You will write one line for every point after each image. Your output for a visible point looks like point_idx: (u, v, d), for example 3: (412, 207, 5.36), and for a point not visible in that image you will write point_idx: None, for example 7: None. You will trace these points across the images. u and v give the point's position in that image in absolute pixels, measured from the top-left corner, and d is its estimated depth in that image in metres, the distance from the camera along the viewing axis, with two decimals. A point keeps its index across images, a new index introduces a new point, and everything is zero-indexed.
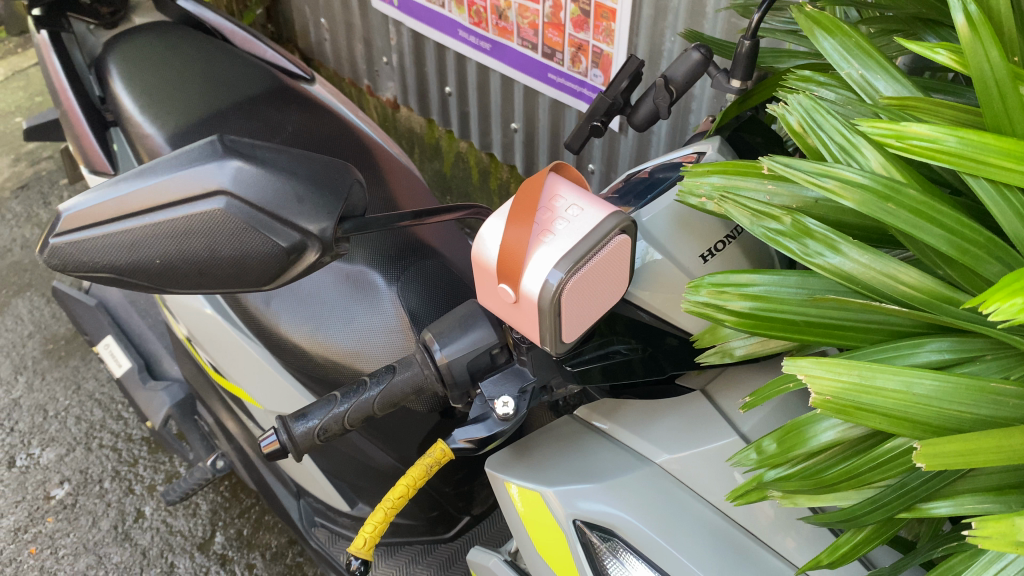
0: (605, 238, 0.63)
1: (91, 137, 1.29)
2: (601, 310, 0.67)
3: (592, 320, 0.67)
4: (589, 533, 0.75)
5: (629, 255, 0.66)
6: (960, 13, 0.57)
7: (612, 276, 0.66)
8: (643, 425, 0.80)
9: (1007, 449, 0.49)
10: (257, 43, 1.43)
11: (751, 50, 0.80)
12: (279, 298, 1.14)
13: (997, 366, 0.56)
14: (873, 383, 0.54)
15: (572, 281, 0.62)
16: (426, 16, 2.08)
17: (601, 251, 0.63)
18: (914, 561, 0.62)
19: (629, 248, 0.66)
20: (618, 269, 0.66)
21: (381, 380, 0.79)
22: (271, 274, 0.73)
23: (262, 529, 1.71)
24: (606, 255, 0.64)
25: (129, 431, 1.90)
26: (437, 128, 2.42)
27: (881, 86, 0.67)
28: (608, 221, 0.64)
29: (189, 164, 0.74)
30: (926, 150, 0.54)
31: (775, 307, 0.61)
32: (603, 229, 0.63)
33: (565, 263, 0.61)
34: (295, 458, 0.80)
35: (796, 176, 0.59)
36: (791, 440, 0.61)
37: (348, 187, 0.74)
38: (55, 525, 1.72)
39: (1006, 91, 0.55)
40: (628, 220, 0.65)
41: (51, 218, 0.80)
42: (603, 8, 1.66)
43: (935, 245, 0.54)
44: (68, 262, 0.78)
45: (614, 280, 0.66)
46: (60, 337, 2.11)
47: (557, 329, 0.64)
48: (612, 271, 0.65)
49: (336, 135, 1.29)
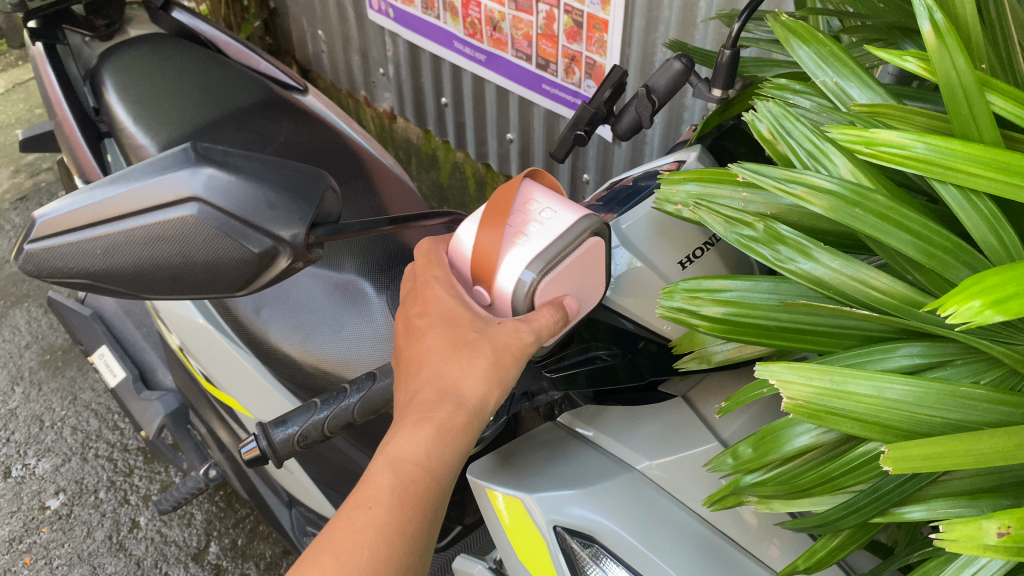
0: (579, 239, 0.66)
1: (85, 147, 1.31)
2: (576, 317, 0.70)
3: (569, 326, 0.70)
4: (569, 539, 0.75)
5: (603, 255, 0.68)
6: (927, 21, 0.58)
7: (588, 285, 0.69)
8: (624, 432, 0.80)
9: (974, 454, 0.49)
10: (251, 54, 1.44)
11: (731, 59, 0.81)
12: (268, 307, 1.14)
13: (968, 370, 0.56)
14: (844, 388, 0.55)
15: (545, 281, 0.65)
16: (422, 27, 2.10)
17: (575, 257, 0.66)
18: (891, 566, 0.63)
19: (603, 250, 0.68)
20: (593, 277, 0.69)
21: (361, 387, 0.81)
22: (243, 279, 0.74)
23: (256, 539, 1.71)
24: (580, 261, 0.66)
25: (125, 441, 1.90)
26: (434, 139, 2.43)
27: (855, 94, 0.68)
28: (580, 223, 0.66)
29: (163, 171, 0.75)
30: (894, 156, 0.55)
31: (749, 312, 0.61)
32: (578, 232, 0.65)
33: (537, 263, 0.64)
34: (276, 465, 0.81)
35: (765, 182, 0.60)
36: (766, 445, 0.61)
37: (321, 192, 0.74)
38: (50, 536, 1.72)
39: (972, 98, 0.56)
40: (600, 223, 0.67)
41: (28, 225, 0.81)
42: (595, 20, 1.67)
43: (903, 250, 0.55)
44: (46, 269, 0.79)
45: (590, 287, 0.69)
46: (57, 348, 2.11)
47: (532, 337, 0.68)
48: (587, 276, 0.68)
49: (327, 145, 1.30)
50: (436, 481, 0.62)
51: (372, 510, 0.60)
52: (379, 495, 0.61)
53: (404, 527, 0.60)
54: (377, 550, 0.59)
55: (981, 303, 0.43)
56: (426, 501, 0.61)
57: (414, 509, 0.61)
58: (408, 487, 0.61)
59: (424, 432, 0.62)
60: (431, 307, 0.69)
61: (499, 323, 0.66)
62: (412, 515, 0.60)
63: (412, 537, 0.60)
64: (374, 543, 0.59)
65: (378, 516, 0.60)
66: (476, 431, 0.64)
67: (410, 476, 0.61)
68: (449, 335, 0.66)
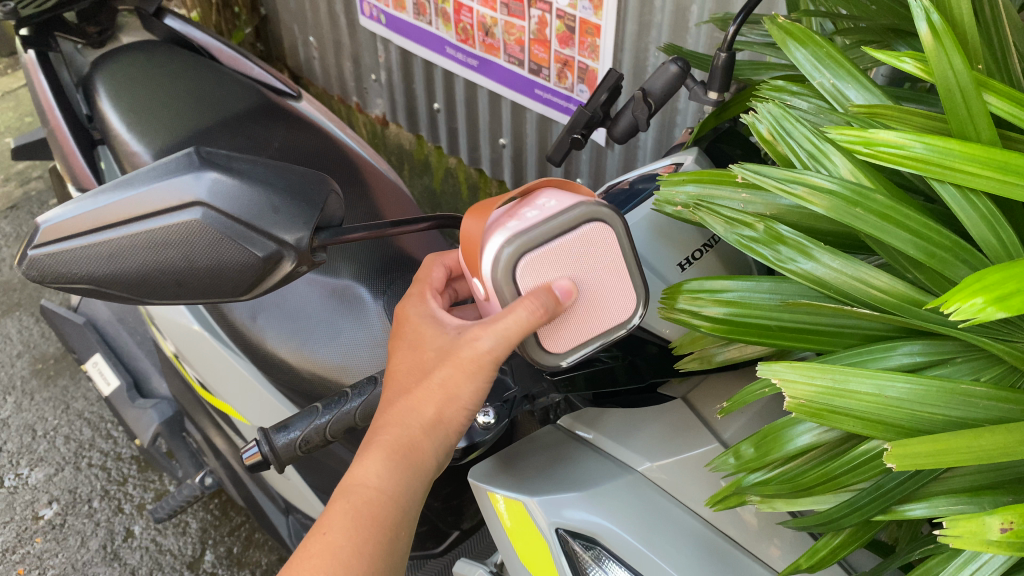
0: (571, 221, 0.65)
1: (78, 154, 1.31)
2: (608, 320, 0.69)
3: (592, 329, 0.69)
4: (571, 541, 0.75)
5: (609, 246, 0.67)
6: (924, 22, 0.58)
7: (611, 280, 0.68)
8: (625, 434, 0.81)
9: (977, 450, 0.50)
10: (245, 61, 1.44)
11: (728, 62, 0.81)
12: (265, 313, 1.14)
13: (968, 368, 0.57)
14: (846, 387, 0.55)
15: (521, 257, 0.65)
16: (414, 33, 2.10)
17: (577, 248, 0.66)
18: (893, 564, 0.63)
19: (606, 238, 0.67)
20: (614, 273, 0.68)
21: (363, 391, 0.81)
22: (248, 283, 0.74)
23: (252, 547, 1.70)
24: (587, 253, 0.67)
25: (118, 450, 1.89)
26: (426, 144, 2.43)
27: (852, 94, 0.68)
28: (576, 206, 0.66)
29: (165, 176, 0.75)
30: (893, 156, 0.55)
31: (750, 312, 0.62)
32: (575, 217, 0.65)
33: (514, 237, 0.65)
34: (278, 470, 0.81)
35: (766, 183, 0.60)
36: (768, 444, 0.62)
37: (324, 196, 0.74)
38: (43, 546, 1.71)
39: (969, 97, 0.57)
40: (602, 208, 0.66)
41: (29, 230, 0.81)
42: (588, 25, 1.67)
43: (903, 248, 0.55)
44: (48, 274, 0.78)
45: (617, 285, 0.69)
46: (49, 357, 2.10)
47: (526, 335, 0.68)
48: (605, 273, 0.68)
49: (322, 151, 1.30)
50: (390, 504, 0.67)
51: (327, 535, 0.66)
52: (335, 520, 0.66)
53: (358, 549, 0.65)
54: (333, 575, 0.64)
55: (983, 300, 0.43)
56: (381, 525, 0.66)
57: (369, 530, 0.66)
58: (361, 511, 0.66)
59: (378, 457, 0.68)
60: (400, 330, 0.75)
61: (455, 342, 0.70)
62: (366, 537, 0.66)
63: (367, 558, 0.65)
64: (330, 567, 0.64)
65: (332, 540, 0.65)
66: (428, 453, 0.69)
67: (364, 499, 0.67)
68: (407, 362, 0.73)
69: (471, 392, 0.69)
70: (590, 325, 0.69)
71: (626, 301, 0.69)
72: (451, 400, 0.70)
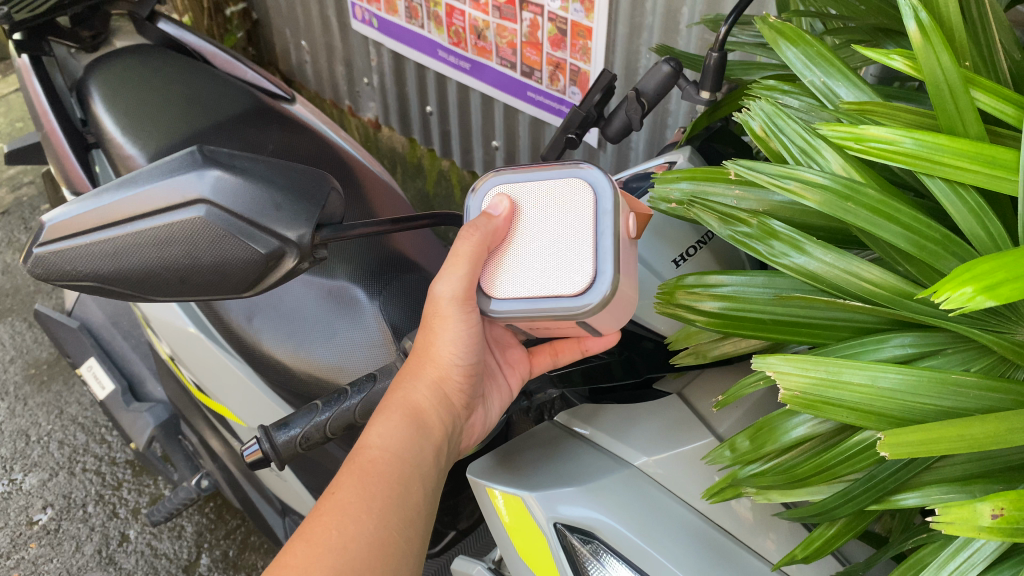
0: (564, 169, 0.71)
1: (72, 158, 1.31)
2: (556, 282, 0.69)
3: (535, 281, 0.70)
4: (569, 535, 0.76)
5: (581, 204, 0.69)
6: (913, 21, 0.59)
7: (569, 243, 0.69)
8: (621, 429, 0.81)
9: (968, 439, 0.50)
10: (238, 65, 1.43)
11: (719, 62, 0.82)
12: (261, 314, 1.14)
13: (958, 359, 0.58)
14: (840, 378, 0.56)
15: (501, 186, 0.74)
16: (406, 37, 2.11)
17: (550, 202, 0.71)
18: (887, 554, 0.64)
19: (583, 197, 0.69)
20: (575, 236, 0.69)
21: (362, 389, 0.82)
22: (250, 280, 0.74)
23: (247, 550, 1.69)
24: (557, 208, 0.71)
25: (112, 455, 1.88)
26: (419, 147, 2.44)
27: (843, 92, 0.70)
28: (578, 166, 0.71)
29: (167, 174, 0.76)
30: (884, 152, 0.56)
31: (744, 307, 0.64)
32: (564, 170, 0.71)
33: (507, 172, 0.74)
34: (277, 467, 0.81)
35: (760, 179, 0.61)
36: (763, 436, 0.63)
37: (325, 194, 0.75)
38: (38, 551, 1.70)
39: (957, 93, 0.58)
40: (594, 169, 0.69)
41: (36, 228, 0.82)
42: (579, 27, 1.68)
43: (893, 242, 0.56)
44: (54, 271, 0.80)
45: (574, 249, 0.69)
46: (42, 362, 2.08)
47: (482, 273, 0.74)
48: (568, 233, 0.70)
49: (317, 153, 1.31)
50: (393, 458, 0.72)
51: (336, 494, 0.69)
52: (343, 482, 0.70)
53: (367, 503, 0.68)
54: (345, 529, 0.66)
55: (973, 289, 0.44)
56: (386, 477, 0.70)
57: (377, 482, 0.70)
58: (366, 468, 0.71)
59: (380, 421, 0.75)
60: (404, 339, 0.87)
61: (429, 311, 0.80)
62: (373, 491, 0.69)
63: (376, 510, 0.68)
64: (340, 522, 0.66)
65: (342, 497, 0.68)
66: (428, 408, 0.78)
67: (369, 457, 0.72)
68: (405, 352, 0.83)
69: (447, 342, 0.78)
70: (537, 280, 0.70)
71: (579, 268, 0.68)
72: (435, 357, 0.79)
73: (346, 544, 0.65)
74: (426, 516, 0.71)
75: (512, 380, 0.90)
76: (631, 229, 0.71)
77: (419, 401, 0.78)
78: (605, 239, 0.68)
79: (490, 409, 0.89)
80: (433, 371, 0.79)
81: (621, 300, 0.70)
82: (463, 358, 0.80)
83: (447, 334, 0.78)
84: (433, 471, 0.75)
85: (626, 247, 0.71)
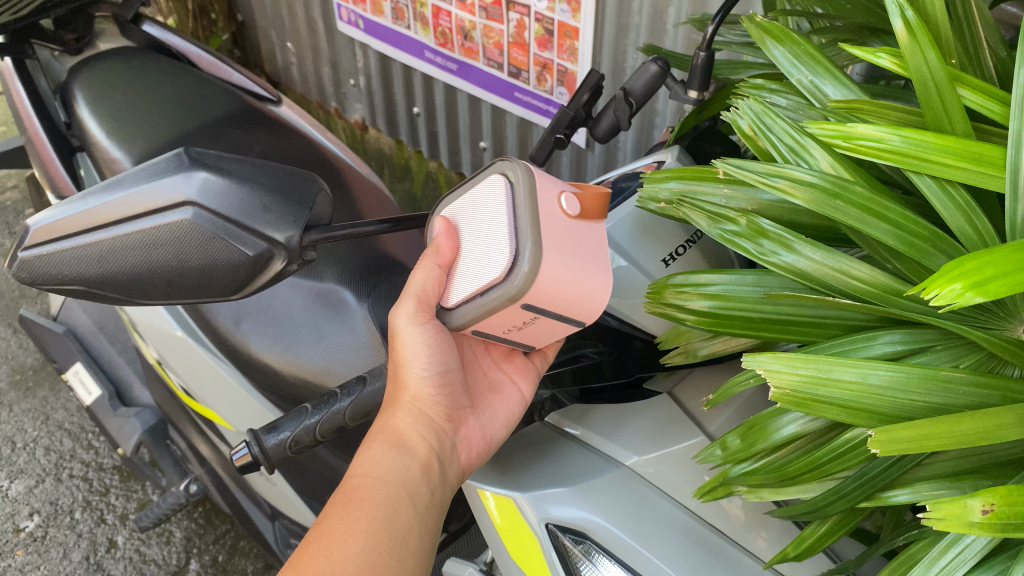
0: (483, 173, 0.72)
1: (55, 161, 1.29)
2: (485, 274, 0.70)
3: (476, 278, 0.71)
4: (561, 536, 0.76)
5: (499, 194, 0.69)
6: (899, 19, 0.60)
7: (489, 237, 0.70)
8: (612, 429, 0.81)
9: (958, 435, 0.51)
10: (223, 66, 1.42)
11: (706, 61, 0.82)
12: (249, 318, 1.13)
13: (948, 355, 0.58)
14: (830, 376, 0.56)
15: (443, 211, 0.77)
16: (393, 38, 2.11)
17: (476, 207, 0.72)
18: (878, 551, 0.64)
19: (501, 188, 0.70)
20: (497, 227, 0.69)
21: (351, 391, 0.82)
22: (240, 282, 0.74)
23: (237, 555, 1.68)
24: (481, 210, 0.72)
25: (100, 460, 1.87)
26: (406, 149, 2.43)
27: (830, 91, 0.70)
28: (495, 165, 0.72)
29: (154, 177, 0.75)
30: (871, 149, 0.56)
31: (734, 305, 0.63)
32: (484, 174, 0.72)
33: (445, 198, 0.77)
34: (267, 472, 0.81)
35: (748, 177, 0.61)
36: (754, 435, 0.63)
37: (314, 195, 0.74)
38: (25, 559, 1.68)
39: (944, 91, 0.58)
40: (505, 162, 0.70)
41: (20, 232, 0.81)
42: (566, 27, 1.68)
43: (882, 239, 0.57)
44: (39, 275, 0.79)
45: (496, 240, 0.69)
46: (27, 367, 2.06)
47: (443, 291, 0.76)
48: (489, 229, 0.70)
49: (305, 156, 1.30)
50: (375, 483, 0.72)
51: (322, 525, 0.68)
52: (328, 512, 0.69)
53: (353, 527, 0.67)
54: (332, 553, 0.65)
55: (962, 285, 0.44)
56: (370, 501, 0.69)
57: (359, 506, 0.69)
58: (350, 495, 0.70)
59: (361, 450, 0.76)
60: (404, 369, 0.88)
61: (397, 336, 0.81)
62: (355, 515, 0.68)
63: (361, 532, 0.67)
64: (327, 548, 0.65)
65: (327, 526, 0.67)
66: (408, 430, 0.77)
67: (351, 486, 0.71)
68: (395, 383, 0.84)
69: (411, 361, 0.78)
70: (475, 280, 0.71)
71: (501, 254, 0.68)
72: (405, 381, 0.79)
73: (335, 567, 0.64)
74: (420, 534, 0.70)
75: (523, 389, 0.87)
76: (572, 212, 0.70)
77: (399, 425, 0.77)
78: (519, 222, 0.68)
79: (495, 420, 0.86)
80: (407, 393, 0.79)
81: (577, 279, 0.69)
82: (432, 371, 0.79)
83: (409, 351, 0.77)
84: (419, 489, 0.73)
85: (567, 226, 0.70)
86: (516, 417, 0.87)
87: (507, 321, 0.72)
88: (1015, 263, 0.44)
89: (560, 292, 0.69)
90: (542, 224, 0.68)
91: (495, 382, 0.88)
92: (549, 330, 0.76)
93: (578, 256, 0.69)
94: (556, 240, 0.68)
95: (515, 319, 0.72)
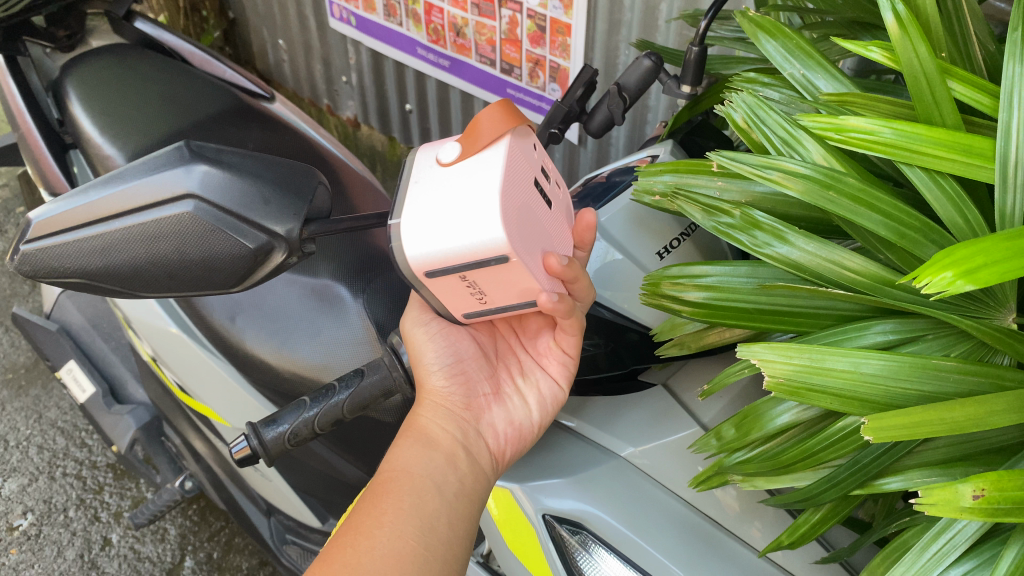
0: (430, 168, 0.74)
1: (48, 157, 1.29)
2: None
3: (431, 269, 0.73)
4: (558, 526, 0.77)
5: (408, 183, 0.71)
6: (890, 13, 0.60)
7: None
8: (608, 420, 0.82)
9: (950, 422, 0.51)
10: (216, 64, 1.41)
11: (699, 56, 0.83)
12: (244, 314, 1.13)
13: (938, 345, 0.59)
14: (823, 364, 0.57)
15: None
16: (385, 35, 2.11)
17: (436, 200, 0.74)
18: (871, 538, 0.65)
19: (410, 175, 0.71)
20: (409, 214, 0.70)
21: (350, 384, 0.81)
22: (239, 275, 0.74)
23: (231, 552, 1.68)
24: None
25: (93, 458, 1.86)
26: (399, 146, 2.43)
27: (822, 84, 0.70)
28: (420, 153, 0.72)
29: (154, 170, 0.75)
30: (863, 141, 0.57)
31: (729, 297, 0.64)
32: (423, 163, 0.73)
33: None
34: (267, 464, 0.81)
35: (743, 169, 0.62)
36: (748, 424, 0.64)
37: (314, 188, 0.75)
38: (19, 557, 1.67)
39: (934, 84, 0.59)
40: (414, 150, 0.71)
41: (21, 226, 0.81)
42: (558, 23, 1.68)
43: (875, 229, 0.57)
44: (40, 269, 0.79)
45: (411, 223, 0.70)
46: (19, 366, 2.05)
47: None
48: None
49: (298, 152, 1.30)
50: (401, 476, 0.70)
51: (350, 520, 0.67)
52: (357, 507, 0.68)
53: (379, 518, 0.66)
54: (358, 544, 0.64)
55: (954, 274, 0.45)
56: (396, 492, 0.68)
57: (385, 499, 0.68)
58: (378, 489, 0.69)
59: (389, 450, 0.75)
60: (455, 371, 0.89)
61: None
62: (382, 507, 0.67)
63: (388, 524, 0.65)
64: (355, 540, 0.64)
65: (354, 520, 0.66)
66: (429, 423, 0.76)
67: (378, 482, 0.70)
68: None
69: (419, 357, 0.79)
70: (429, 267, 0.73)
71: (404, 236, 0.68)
72: (420, 379, 0.79)
73: (361, 558, 0.63)
74: (448, 522, 0.68)
75: (552, 371, 0.82)
76: (446, 160, 0.66)
77: (421, 420, 0.76)
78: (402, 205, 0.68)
79: (526, 402, 0.82)
80: (423, 391, 0.79)
81: (454, 223, 0.63)
82: (440, 364, 0.79)
83: (416, 349, 0.80)
84: (444, 480, 0.71)
85: (440, 175, 0.66)
86: (557, 402, 0.82)
87: (459, 293, 0.71)
88: (1007, 250, 0.45)
89: (449, 240, 0.63)
90: (416, 187, 0.66)
91: (528, 367, 0.85)
92: (505, 278, 0.67)
93: (458, 198, 0.64)
94: (427, 194, 0.65)
95: (456, 285, 0.69)
